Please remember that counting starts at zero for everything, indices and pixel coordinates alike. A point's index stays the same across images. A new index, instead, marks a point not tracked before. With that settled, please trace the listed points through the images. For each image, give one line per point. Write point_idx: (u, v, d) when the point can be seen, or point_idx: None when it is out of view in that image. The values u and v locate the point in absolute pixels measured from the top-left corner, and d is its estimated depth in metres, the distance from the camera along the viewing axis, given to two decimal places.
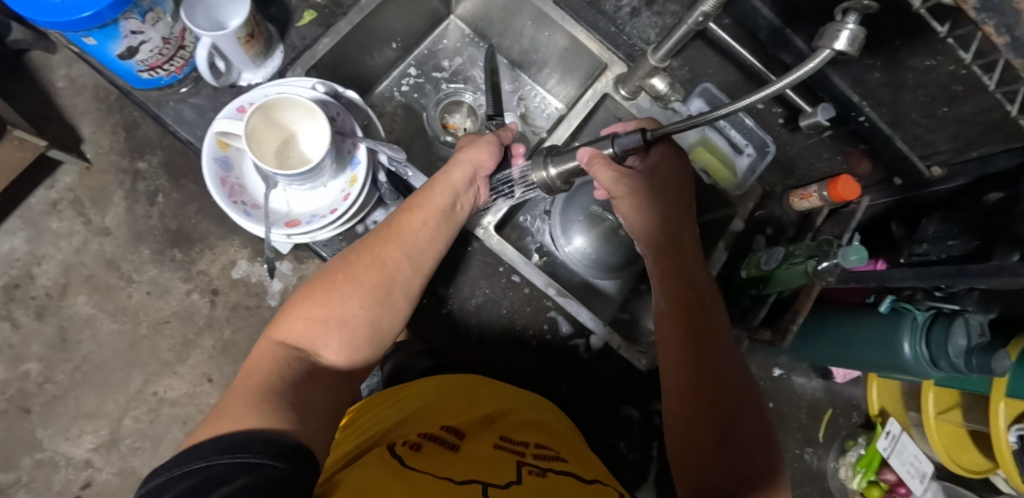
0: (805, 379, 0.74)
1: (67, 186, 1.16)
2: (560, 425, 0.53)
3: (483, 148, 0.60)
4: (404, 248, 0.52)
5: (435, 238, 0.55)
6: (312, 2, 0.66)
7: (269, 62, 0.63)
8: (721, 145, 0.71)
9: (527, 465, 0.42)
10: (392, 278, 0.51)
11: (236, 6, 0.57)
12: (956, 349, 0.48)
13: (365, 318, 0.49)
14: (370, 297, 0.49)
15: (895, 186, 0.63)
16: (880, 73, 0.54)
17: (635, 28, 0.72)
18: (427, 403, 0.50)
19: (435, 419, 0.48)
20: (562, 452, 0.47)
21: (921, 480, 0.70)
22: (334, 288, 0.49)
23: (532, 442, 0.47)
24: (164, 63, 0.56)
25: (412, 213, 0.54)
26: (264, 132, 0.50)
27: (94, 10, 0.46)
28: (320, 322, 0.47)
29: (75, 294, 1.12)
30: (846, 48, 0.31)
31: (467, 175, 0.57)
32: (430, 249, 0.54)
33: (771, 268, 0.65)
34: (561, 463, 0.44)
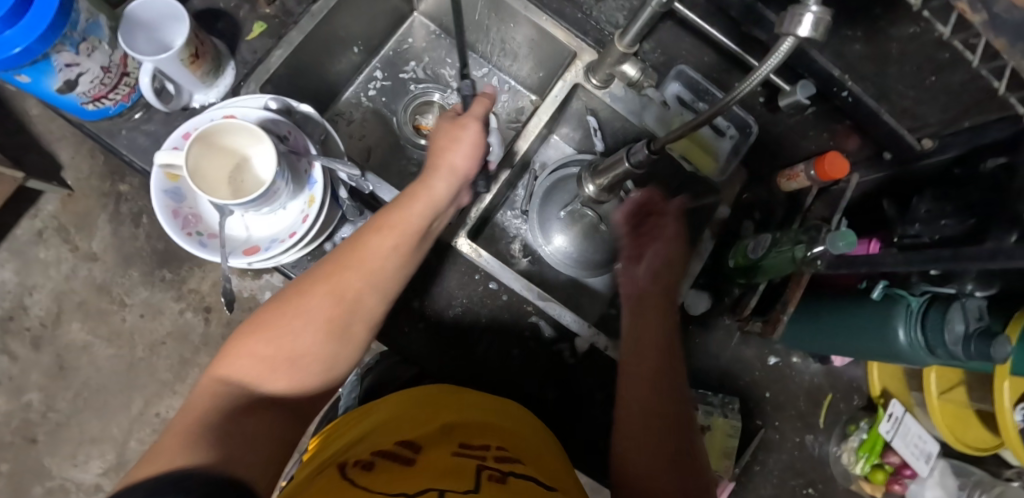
0: (803, 365, 0.71)
1: (52, 214, 1.15)
2: (523, 427, 0.52)
3: (477, 146, 0.54)
4: (364, 275, 0.48)
5: (404, 264, 0.51)
6: (261, 12, 0.63)
7: (221, 80, 0.61)
8: (701, 129, 0.68)
9: (487, 469, 0.40)
10: (353, 307, 0.48)
11: (177, 27, 0.54)
12: (954, 336, 0.46)
13: (319, 354, 0.46)
14: (326, 333, 0.46)
15: (885, 161, 0.59)
16: (861, 45, 0.50)
17: (602, 13, 0.67)
18: (382, 419, 0.49)
19: (393, 432, 0.46)
20: (526, 461, 0.45)
21: (927, 461, 0.68)
22: (285, 318, 0.46)
23: (493, 445, 0.46)
24: (108, 93, 0.54)
25: (380, 234, 0.49)
26: (209, 159, 0.48)
27: (22, 45, 0.44)
28: (269, 356, 0.44)
29: (70, 321, 1.13)
30: (811, 32, 0.29)
31: (442, 186, 0.53)
32: (392, 276, 0.50)
33: (758, 256, 0.62)
34: (519, 466, 0.43)
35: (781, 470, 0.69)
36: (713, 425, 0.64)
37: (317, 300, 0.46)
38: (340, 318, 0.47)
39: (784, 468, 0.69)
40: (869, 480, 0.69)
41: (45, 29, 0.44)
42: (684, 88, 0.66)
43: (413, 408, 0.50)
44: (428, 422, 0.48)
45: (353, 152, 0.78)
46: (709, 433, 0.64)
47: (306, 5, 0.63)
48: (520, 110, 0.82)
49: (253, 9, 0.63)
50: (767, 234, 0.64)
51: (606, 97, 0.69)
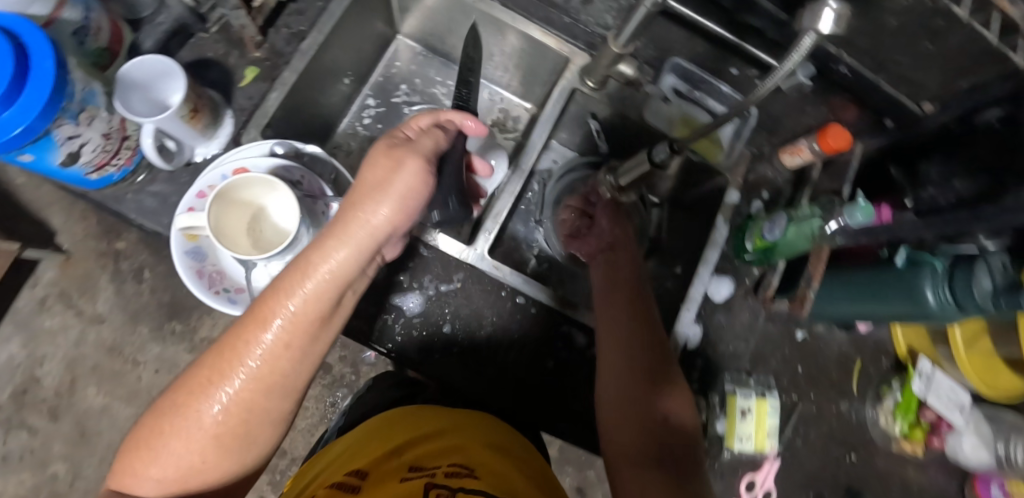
0: (830, 335, 0.72)
1: (51, 281, 1.14)
2: (480, 429, 0.56)
3: (399, 210, 0.43)
4: (247, 375, 0.41)
5: (305, 356, 0.43)
6: (251, 57, 0.62)
7: (220, 131, 0.60)
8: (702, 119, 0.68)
9: (435, 488, 0.44)
10: (253, 412, 0.42)
11: (173, 84, 0.54)
12: (983, 294, 0.47)
13: (211, 462, 0.41)
14: (214, 442, 0.41)
15: (889, 129, 0.60)
16: (857, 20, 0.49)
17: (589, 15, 0.66)
18: (347, 445, 0.54)
19: (345, 463, 0.50)
20: (479, 470, 0.49)
21: (961, 411, 0.70)
22: (166, 426, 0.40)
23: (445, 462, 0.49)
24: (111, 159, 0.53)
25: (257, 326, 0.40)
26: (231, 214, 0.48)
27: (24, 124, 0.43)
28: (155, 463, 0.40)
29: (85, 387, 1.11)
30: (828, 26, 0.33)
31: (355, 240, 0.41)
32: (287, 369, 0.42)
33: (776, 236, 0.61)
34: (471, 480, 0.47)
35: (824, 441, 0.70)
36: (753, 407, 0.64)
37: (201, 412, 0.40)
38: (236, 429, 0.41)
39: (825, 439, 0.70)
40: (908, 438, 0.71)
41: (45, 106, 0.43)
42: (680, 80, 0.67)
43: (362, 439, 0.54)
44: (386, 443, 0.52)
45: None
46: (751, 415, 0.64)
47: (295, 43, 0.62)
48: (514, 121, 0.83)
49: (243, 54, 0.62)
50: (782, 212, 0.63)
51: (603, 98, 0.69)
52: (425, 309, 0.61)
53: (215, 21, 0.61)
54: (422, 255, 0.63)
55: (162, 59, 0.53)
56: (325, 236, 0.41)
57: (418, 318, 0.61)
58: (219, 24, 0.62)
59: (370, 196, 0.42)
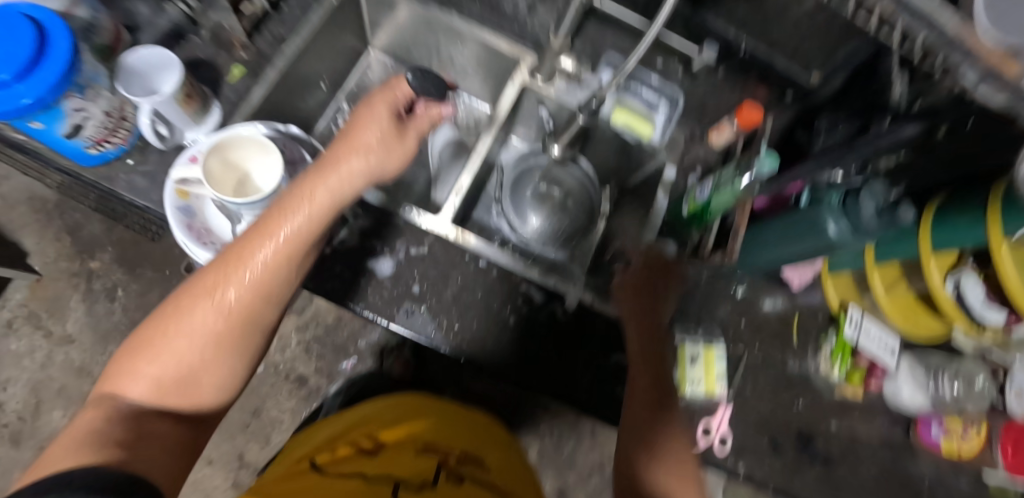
0: (769, 293, 0.79)
1: (20, 302, 1.15)
2: (473, 428, 0.71)
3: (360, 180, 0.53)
4: (224, 294, 0.49)
5: (275, 296, 0.52)
6: (238, 57, 0.70)
7: (209, 118, 0.66)
8: (636, 104, 0.76)
9: (445, 470, 0.57)
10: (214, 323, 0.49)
11: (167, 73, 0.61)
12: (870, 213, 0.55)
13: (197, 370, 0.49)
14: (209, 353, 0.49)
15: (790, 99, 0.72)
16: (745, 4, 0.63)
17: (535, 22, 0.79)
18: (373, 414, 0.72)
19: (380, 424, 0.68)
20: (484, 462, 0.63)
21: (892, 355, 0.76)
22: (158, 341, 0.48)
23: (454, 450, 0.63)
24: (109, 136, 0.59)
25: (235, 266, 0.49)
26: (220, 170, 0.54)
27: (35, 95, 0.50)
28: (150, 372, 0.47)
29: (50, 410, 1.09)
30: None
31: (322, 196, 0.51)
32: (261, 294, 0.50)
33: (706, 197, 0.72)
34: (475, 468, 0.60)
35: (771, 389, 0.75)
36: (701, 354, 0.73)
37: (188, 333, 0.48)
38: (218, 347, 0.49)
39: (773, 385, 0.76)
40: (849, 383, 0.77)
41: (57, 79, 0.51)
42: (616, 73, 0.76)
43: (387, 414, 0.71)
44: (404, 422, 0.68)
45: None
46: (699, 361, 0.73)
47: (277, 45, 0.71)
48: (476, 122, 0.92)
49: (231, 54, 0.70)
50: (711, 178, 0.73)
51: (553, 92, 0.76)
52: (397, 271, 0.67)
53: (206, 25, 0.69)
54: (397, 226, 0.70)
55: (165, 52, 0.61)
56: (300, 190, 0.51)
57: (391, 280, 0.67)
58: (209, 30, 0.70)
59: (347, 159, 0.52)
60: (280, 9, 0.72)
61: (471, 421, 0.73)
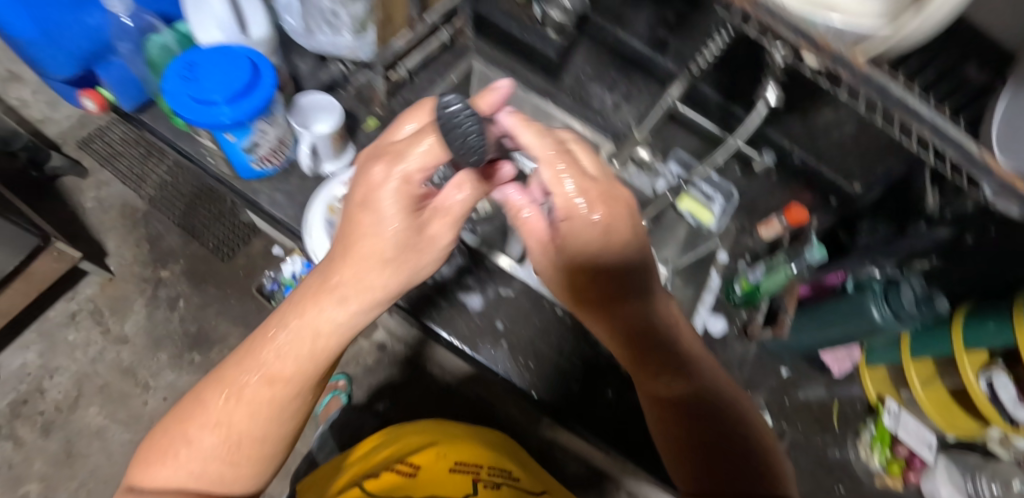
0: (807, 378, 0.86)
1: (88, 297, 1.22)
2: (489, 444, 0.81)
3: (395, 272, 0.49)
4: (230, 392, 0.46)
5: (289, 396, 0.48)
6: (375, 112, 0.85)
7: (343, 153, 0.78)
8: (697, 195, 0.84)
9: (481, 481, 0.73)
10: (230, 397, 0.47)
11: (325, 114, 0.74)
12: (910, 301, 0.62)
13: (214, 470, 0.46)
14: (224, 457, 0.46)
15: (832, 206, 0.83)
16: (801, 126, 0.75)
17: (618, 118, 0.85)
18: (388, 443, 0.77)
19: (401, 450, 0.76)
20: (514, 474, 0.77)
21: (930, 449, 0.79)
22: (173, 440, 0.46)
23: (484, 464, 0.77)
24: (273, 155, 0.72)
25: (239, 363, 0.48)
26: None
27: (236, 119, 0.60)
28: (169, 462, 0.45)
29: (87, 405, 1.13)
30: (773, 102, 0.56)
31: (346, 276, 0.48)
32: (266, 398, 0.47)
33: (758, 279, 0.80)
34: (506, 478, 0.75)
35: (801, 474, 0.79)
36: None
37: (197, 435, 0.46)
38: (234, 446, 0.46)
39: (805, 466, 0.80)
40: (889, 473, 0.81)
41: (254, 110, 0.61)
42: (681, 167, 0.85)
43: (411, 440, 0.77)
44: (435, 439, 0.78)
45: None
46: None
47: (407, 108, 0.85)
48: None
49: (369, 108, 0.85)
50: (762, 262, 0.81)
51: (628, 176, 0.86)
52: (484, 307, 0.80)
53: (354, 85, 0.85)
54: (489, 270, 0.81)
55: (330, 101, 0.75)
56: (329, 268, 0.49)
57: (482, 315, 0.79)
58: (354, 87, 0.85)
59: (372, 221, 0.47)
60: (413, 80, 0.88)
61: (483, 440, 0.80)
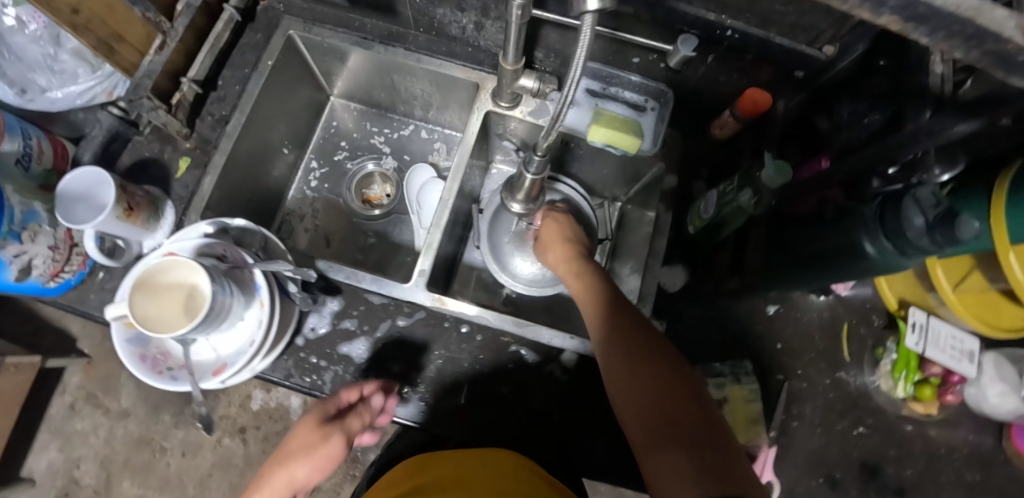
0: (807, 302, 0.69)
1: (78, 385, 1.13)
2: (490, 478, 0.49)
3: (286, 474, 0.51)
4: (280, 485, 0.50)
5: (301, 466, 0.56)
6: (183, 148, 0.66)
7: (163, 221, 0.64)
8: (619, 112, 0.64)
9: None
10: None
11: (105, 190, 0.58)
12: (916, 230, 0.44)
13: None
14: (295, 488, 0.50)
15: (800, 79, 0.61)
16: None
17: (486, 39, 0.69)
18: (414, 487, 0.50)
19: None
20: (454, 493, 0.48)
21: (971, 361, 0.65)
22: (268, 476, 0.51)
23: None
24: (64, 267, 0.58)
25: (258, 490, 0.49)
26: (157, 305, 0.49)
27: None
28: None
29: (120, 481, 1.10)
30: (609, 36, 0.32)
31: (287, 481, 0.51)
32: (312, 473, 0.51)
33: (712, 214, 0.60)
34: None
35: (823, 417, 0.66)
36: (730, 396, 0.61)
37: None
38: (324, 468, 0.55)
39: (825, 413, 0.66)
40: (918, 399, 0.66)
41: None
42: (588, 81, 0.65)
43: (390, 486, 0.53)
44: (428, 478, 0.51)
45: (314, 243, 0.81)
46: (728, 405, 0.61)
47: (220, 128, 0.66)
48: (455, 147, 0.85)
49: (175, 148, 0.66)
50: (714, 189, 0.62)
51: (519, 116, 0.68)
52: (374, 354, 0.61)
53: (146, 123, 0.65)
54: (371, 303, 0.63)
55: (96, 170, 0.57)
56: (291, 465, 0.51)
57: (370, 364, 0.61)
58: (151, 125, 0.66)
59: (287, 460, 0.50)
60: (216, 88, 0.68)
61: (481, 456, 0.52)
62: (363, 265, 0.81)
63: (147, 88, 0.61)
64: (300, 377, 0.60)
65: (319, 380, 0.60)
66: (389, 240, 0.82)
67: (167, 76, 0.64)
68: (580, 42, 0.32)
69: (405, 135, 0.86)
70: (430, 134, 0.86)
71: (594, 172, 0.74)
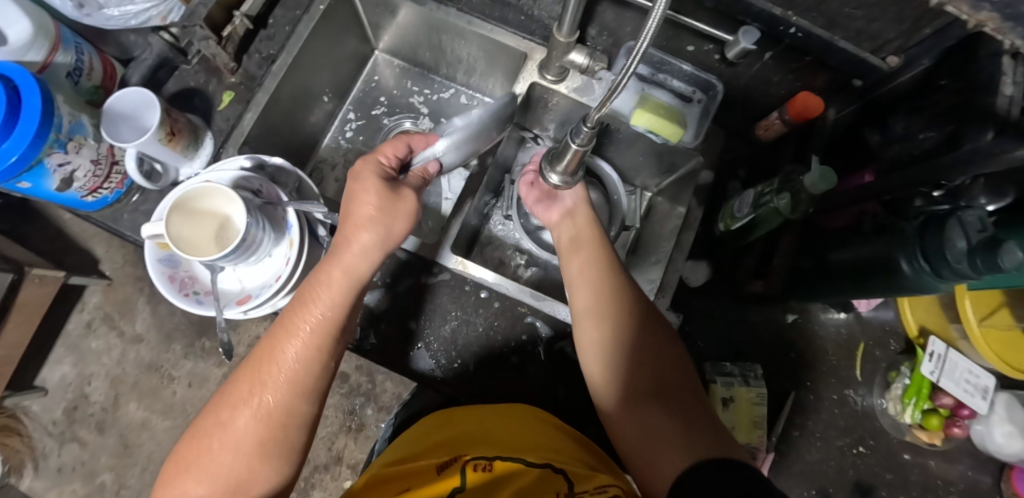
0: (825, 316, 0.69)
1: (96, 305, 1.16)
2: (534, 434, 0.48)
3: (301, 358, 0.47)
4: (276, 366, 0.47)
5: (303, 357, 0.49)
6: (228, 82, 0.67)
7: (201, 151, 0.64)
8: (665, 99, 0.63)
9: (471, 462, 0.45)
10: (272, 402, 0.45)
11: (150, 112, 0.58)
12: (957, 253, 0.43)
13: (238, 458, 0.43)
14: (255, 430, 0.44)
15: (857, 88, 0.59)
16: None
17: (541, 10, 0.70)
18: (447, 436, 0.50)
19: (440, 449, 0.48)
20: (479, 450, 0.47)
21: (984, 397, 0.64)
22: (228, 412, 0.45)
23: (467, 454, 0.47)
24: (102, 183, 0.59)
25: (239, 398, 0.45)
26: (192, 228, 0.51)
27: (17, 153, 0.50)
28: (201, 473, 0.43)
29: (127, 402, 1.14)
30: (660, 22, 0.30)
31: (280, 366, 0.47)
32: (307, 355, 0.47)
33: (746, 214, 0.59)
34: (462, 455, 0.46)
35: (825, 431, 0.66)
36: (735, 396, 0.61)
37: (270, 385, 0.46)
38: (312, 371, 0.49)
39: (828, 427, 0.66)
40: (924, 427, 0.65)
41: (33, 135, 0.51)
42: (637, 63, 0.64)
43: (425, 427, 0.54)
44: (460, 425, 0.51)
45: (342, 194, 0.82)
46: (732, 405, 0.60)
47: (266, 66, 0.67)
48: None
49: (220, 81, 0.67)
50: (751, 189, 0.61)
51: (564, 91, 0.68)
52: (395, 305, 0.63)
53: (195, 53, 0.66)
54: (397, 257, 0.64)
55: (143, 91, 0.58)
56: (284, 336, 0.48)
57: (385, 313, 0.62)
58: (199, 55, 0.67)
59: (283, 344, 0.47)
60: (266, 26, 0.68)
61: (545, 421, 0.51)
62: None
63: (201, 17, 0.61)
64: None
65: None
66: None
67: (221, 9, 0.64)
68: (649, 23, 0.30)
69: (444, 98, 0.86)
70: (470, 100, 0.86)
71: (630, 159, 0.73)
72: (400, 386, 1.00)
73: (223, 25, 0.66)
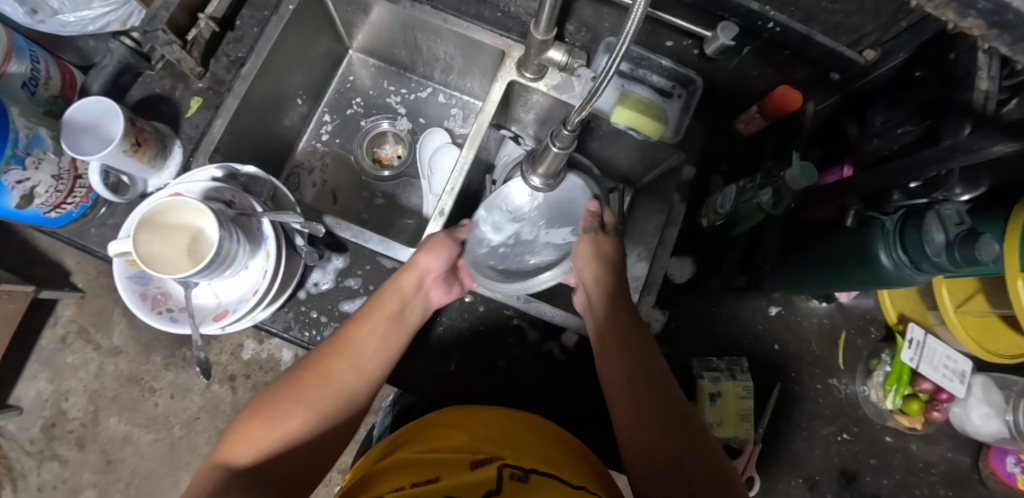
0: (808, 308, 0.69)
1: (70, 319, 1.13)
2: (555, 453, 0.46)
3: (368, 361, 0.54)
4: (344, 360, 0.53)
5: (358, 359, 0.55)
6: (195, 87, 0.64)
7: (170, 160, 0.62)
8: (644, 96, 0.62)
9: (509, 467, 0.42)
10: (337, 391, 0.52)
11: (113, 122, 0.56)
12: (936, 247, 0.44)
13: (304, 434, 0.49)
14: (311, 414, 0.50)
15: (834, 82, 0.59)
16: None
17: (518, 6, 0.68)
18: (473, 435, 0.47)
19: (467, 448, 0.45)
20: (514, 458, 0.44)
21: (962, 380, 0.66)
22: (293, 399, 0.50)
23: (503, 457, 0.44)
24: (66, 198, 0.57)
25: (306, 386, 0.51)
26: (162, 245, 0.49)
27: None
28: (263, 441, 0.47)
29: (107, 416, 1.11)
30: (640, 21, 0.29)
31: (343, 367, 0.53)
32: (374, 357, 0.54)
33: (728, 209, 0.60)
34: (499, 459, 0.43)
35: (810, 420, 0.67)
36: (723, 391, 0.62)
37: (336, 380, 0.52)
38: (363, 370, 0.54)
39: (812, 416, 0.67)
40: (904, 413, 0.66)
41: None
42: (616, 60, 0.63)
43: (447, 422, 0.50)
44: (481, 429, 0.48)
45: (320, 199, 0.80)
46: (720, 399, 0.61)
47: (235, 70, 0.64)
48: (472, 115, 0.83)
49: (187, 86, 0.64)
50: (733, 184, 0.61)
51: (543, 89, 0.67)
52: None
53: (158, 58, 0.63)
54: (378, 264, 0.62)
55: (104, 100, 0.55)
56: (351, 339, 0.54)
57: None
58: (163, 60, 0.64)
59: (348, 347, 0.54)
60: (233, 28, 0.65)
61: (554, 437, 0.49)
62: (367, 225, 0.80)
63: (162, 21, 0.58)
64: (299, 330, 0.59)
65: (317, 334, 0.59)
66: (396, 203, 0.81)
67: (184, 11, 0.61)
68: (629, 22, 0.29)
69: (422, 97, 0.84)
70: (449, 98, 0.84)
71: (612, 156, 0.73)
72: (387, 389, 0.99)
73: (187, 28, 0.63)
